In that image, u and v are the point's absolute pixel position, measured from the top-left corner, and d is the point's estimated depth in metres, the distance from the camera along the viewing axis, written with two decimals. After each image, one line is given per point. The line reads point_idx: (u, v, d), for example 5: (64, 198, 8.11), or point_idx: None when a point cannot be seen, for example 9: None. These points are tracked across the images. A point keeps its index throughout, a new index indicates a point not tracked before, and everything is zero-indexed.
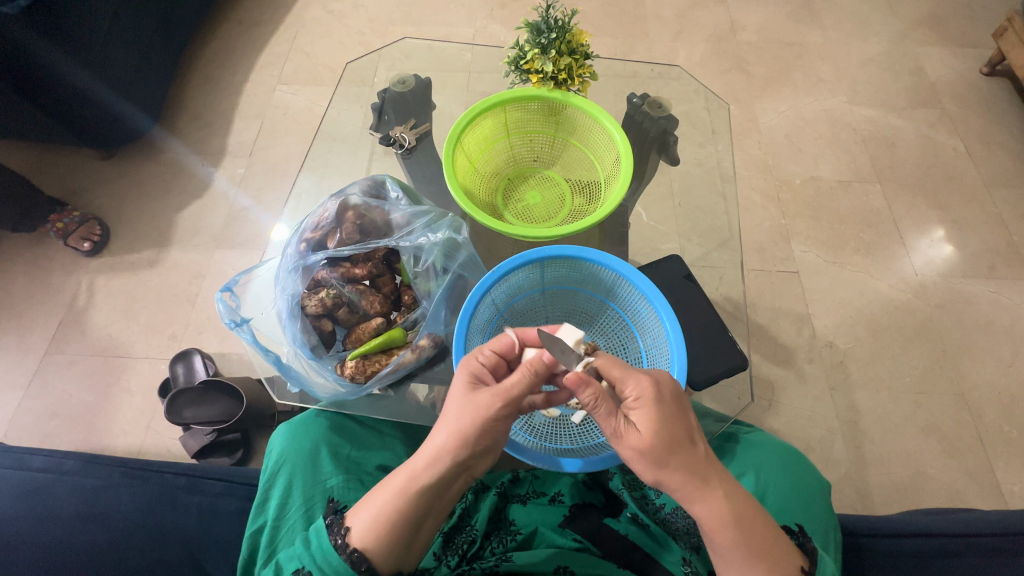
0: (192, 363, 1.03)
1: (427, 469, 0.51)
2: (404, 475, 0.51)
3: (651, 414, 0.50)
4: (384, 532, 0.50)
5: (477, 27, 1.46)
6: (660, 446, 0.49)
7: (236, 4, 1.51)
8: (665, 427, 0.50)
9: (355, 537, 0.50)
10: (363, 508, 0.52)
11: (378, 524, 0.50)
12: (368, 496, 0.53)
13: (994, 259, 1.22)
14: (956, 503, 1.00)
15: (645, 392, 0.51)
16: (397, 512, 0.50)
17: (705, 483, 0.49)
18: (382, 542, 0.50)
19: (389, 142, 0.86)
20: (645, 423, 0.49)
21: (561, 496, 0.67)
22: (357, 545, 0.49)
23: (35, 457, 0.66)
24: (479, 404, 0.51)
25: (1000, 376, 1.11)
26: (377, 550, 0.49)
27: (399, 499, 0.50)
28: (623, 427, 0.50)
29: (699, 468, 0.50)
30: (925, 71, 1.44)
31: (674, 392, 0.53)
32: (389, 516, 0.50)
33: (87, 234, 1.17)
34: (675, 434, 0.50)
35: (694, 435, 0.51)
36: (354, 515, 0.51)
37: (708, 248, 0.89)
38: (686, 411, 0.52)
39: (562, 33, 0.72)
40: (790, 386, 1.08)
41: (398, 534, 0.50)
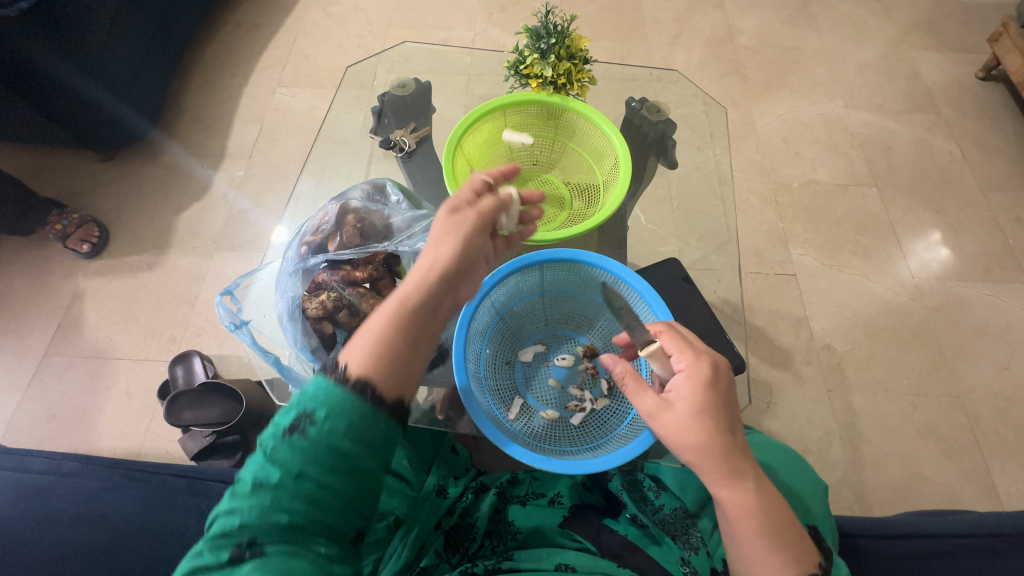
0: (191, 365, 1.03)
1: (413, 293, 0.51)
2: (393, 305, 0.50)
3: (695, 389, 0.50)
4: (381, 356, 0.46)
5: (477, 30, 1.47)
6: (700, 420, 0.49)
7: (236, 7, 1.52)
8: (710, 405, 0.49)
9: (352, 367, 0.45)
10: (355, 343, 0.48)
11: (375, 347, 0.47)
12: (354, 337, 0.49)
13: (990, 262, 1.23)
14: (953, 505, 1.00)
15: (699, 371, 0.51)
16: (388, 333, 0.48)
17: (727, 477, 0.48)
18: (379, 358, 0.46)
19: (389, 145, 0.88)
20: (689, 399, 0.50)
21: (560, 497, 0.68)
22: (354, 366, 0.45)
23: (35, 459, 0.66)
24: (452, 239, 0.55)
25: (996, 379, 1.12)
26: (378, 369, 0.45)
27: (390, 326, 0.49)
28: (656, 405, 0.51)
29: (733, 459, 0.48)
30: (921, 76, 1.45)
31: (728, 379, 0.52)
32: (380, 340, 0.48)
33: (85, 236, 1.17)
34: (716, 412, 0.49)
35: (736, 425, 0.50)
36: (346, 352, 0.47)
37: (707, 251, 0.90)
38: (734, 398, 0.51)
39: (562, 38, 0.74)
40: (788, 388, 1.08)
41: (395, 346, 0.48)
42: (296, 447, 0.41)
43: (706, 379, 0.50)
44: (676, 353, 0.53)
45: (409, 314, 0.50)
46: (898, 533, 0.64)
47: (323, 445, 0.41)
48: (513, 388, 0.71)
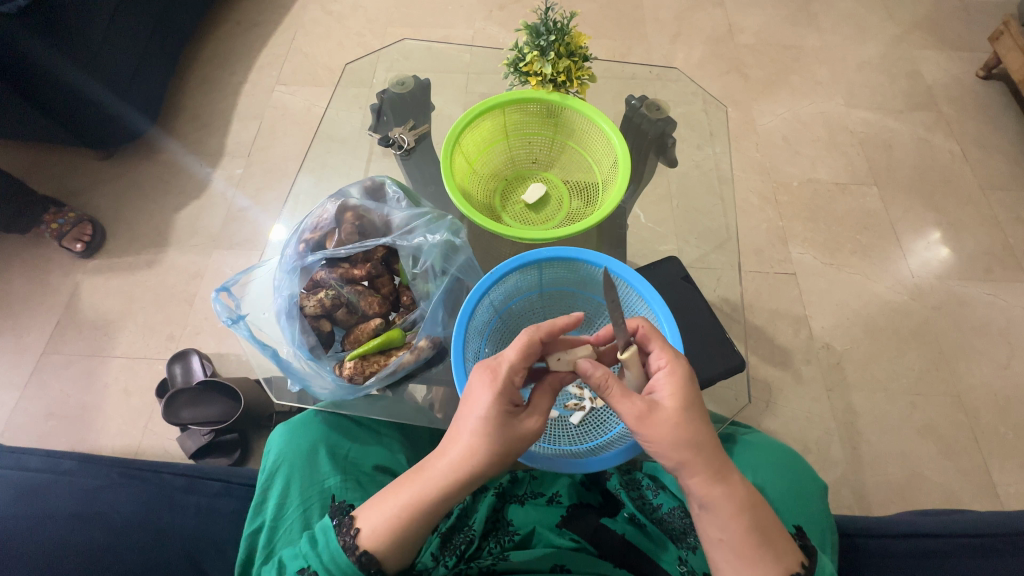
0: (189, 363, 1.03)
1: (449, 479, 0.51)
2: (423, 486, 0.51)
3: (678, 386, 0.51)
4: (397, 537, 0.51)
5: (477, 28, 1.46)
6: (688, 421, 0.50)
7: (235, 4, 1.51)
8: (692, 401, 0.51)
9: (365, 540, 0.50)
10: (376, 509, 0.52)
11: (393, 527, 0.51)
12: (381, 496, 0.53)
13: (990, 261, 1.22)
14: (952, 505, 1.00)
15: (676, 368, 0.52)
16: (409, 518, 0.51)
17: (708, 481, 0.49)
18: (392, 547, 0.51)
19: (387, 143, 0.87)
20: (672, 397, 0.51)
21: (559, 496, 0.68)
22: (368, 550, 0.50)
23: (32, 457, 0.66)
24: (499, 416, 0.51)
25: (996, 378, 1.11)
26: (387, 552, 0.50)
27: (416, 509, 0.51)
28: (646, 407, 0.50)
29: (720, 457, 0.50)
30: (922, 74, 1.45)
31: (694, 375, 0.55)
32: (404, 518, 0.51)
33: (79, 235, 1.16)
34: (696, 408, 0.51)
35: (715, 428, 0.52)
36: (365, 515, 0.52)
37: (706, 250, 0.90)
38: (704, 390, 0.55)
39: (562, 35, 0.73)
40: (788, 387, 1.08)
41: (410, 537, 0.51)
42: (343, 564, 0.49)
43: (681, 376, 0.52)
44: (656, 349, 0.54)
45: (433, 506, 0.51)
46: (895, 533, 0.64)
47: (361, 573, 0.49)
48: None
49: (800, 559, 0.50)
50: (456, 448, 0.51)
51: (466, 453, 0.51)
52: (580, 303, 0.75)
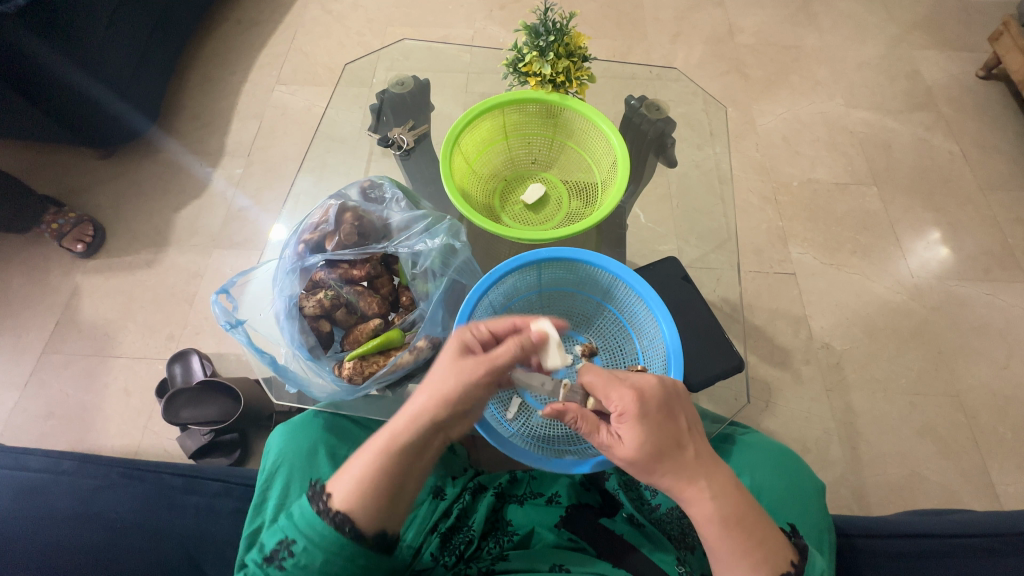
0: (189, 363, 1.03)
1: (407, 428, 0.51)
2: (386, 433, 0.52)
3: (637, 421, 0.51)
4: (365, 490, 0.49)
5: (476, 28, 1.46)
6: (647, 458, 0.50)
7: (235, 4, 1.51)
8: (649, 438, 0.50)
9: (336, 502, 0.49)
10: (344, 474, 0.51)
11: (359, 488, 0.49)
12: (349, 461, 0.52)
13: (989, 261, 1.22)
14: (951, 505, 1.00)
15: (629, 406, 0.51)
16: (376, 470, 0.50)
17: (689, 481, 0.50)
18: (360, 508, 0.49)
19: (387, 143, 0.87)
20: (629, 436, 0.51)
21: (558, 497, 0.68)
22: (341, 509, 0.49)
23: (32, 456, 0.66)
24: (461, 367, 0.53)
25: (995, 378, 1.11)
26: (360, 510, 0.49)
27: (377, 460, 0.50)
28: (610, 439, 0.52)
29: (687, 469, 0.50)
30: (921, 74, 1.45)
31: (663, 401, 0.52)
32: (369, 474, 0.50)
33: (80, 235, 1.17)
34: (659, 443, 0.50)
35: (684, 438, 0.51)
36: (337, 481, 0.51)
37: (706, 250, 0.90)
38: (675, 412, 0.52)
39: (560, 35, 0.73)
40: (787, 387, 1.08)
41: (373, 493, 0.49)
42: (318, 526, 0.49)
43: (638, 411, 0.51)
44: (605, 388, 0.53)
45: (395, 454, 0.51)
46: (890, 533, 0.64)
47: (336, 541, 0.49)
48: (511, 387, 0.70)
49: (792, 558, 0.49)
50: (418, 397, 0.53)
51: (428, 399, 0.52)
52: (579, 304, 0.75)
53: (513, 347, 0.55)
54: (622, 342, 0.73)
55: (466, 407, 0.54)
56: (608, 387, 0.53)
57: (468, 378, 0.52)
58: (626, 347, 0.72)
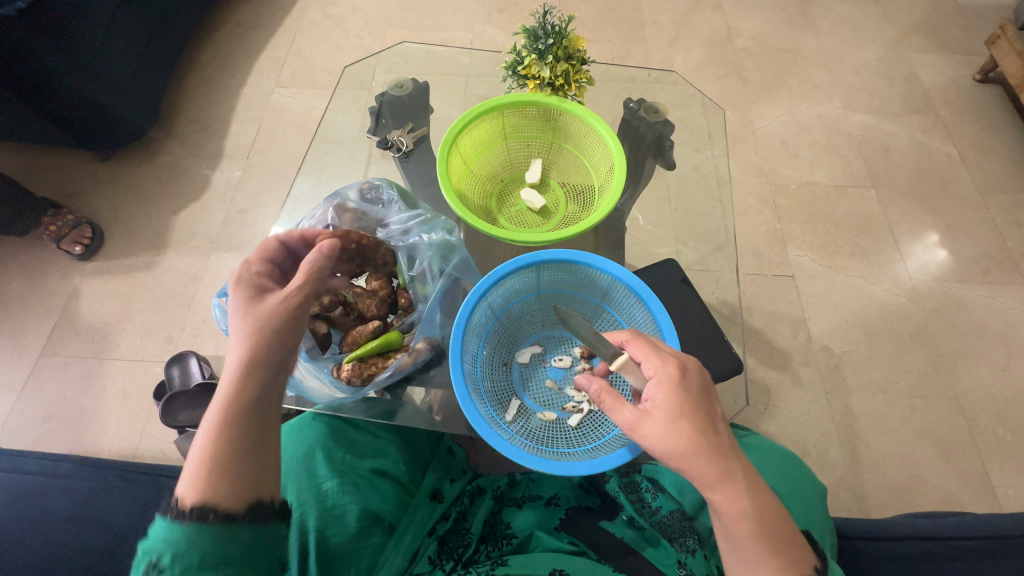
0: (187, 365, 1.02)
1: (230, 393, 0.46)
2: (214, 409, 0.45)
3: (671, 390, 0.50)
4: (208, 470, 0.42)
5: (475, 31, 1.47)
6: (683, 428, 0.48)
7: (235, 7, 1.52)
8: (687, 407, 0.49)
9: (188, 495, 0.41)
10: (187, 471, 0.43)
11: (205, 467, 0.42)
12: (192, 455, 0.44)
13: (988, 264, 1.22)
14: (952, 507, 1.00)
15: (666, 374, 0.50)
16: (214, 439, 0.43)
17: (727, 471, 0.47)
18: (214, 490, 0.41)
19: (386, 145, 0.87)
20: (663, 402, 0.49)
21: (558, 498, 0.69)
22: (192, 501, 0.41)
23: (29, 460, 0.66)
24: (251, 312, 0.50)
25: (994, 381, 1.11)
26: (214, 486, 0.41)
27: (214, 434, 0.43)
28: (639, 415, 0.50)
29: (723, 457, 0.48)
30: (919, 78, 1.46)
31: (702, 382, 0.52)
32: (207, 451, 0.43)
33: (79, 237, 1.17)
34: (697, 414, 0.49)
35: (718, 423, 0.50)
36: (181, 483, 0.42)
37: (705, 253, 0.90)
38: (712, 395, 0.51)
39: (559, 39, 0.74)
40: (786, 390, 1.08)
41: (228, 467, 0.42)
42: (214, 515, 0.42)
43: (676, 380, 0.50)
44: (645, 359, 0.52)
45: (240, 411, 0.45)
46: (893, 535, 0.64)
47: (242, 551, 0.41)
48: (509, 390, 0.71)
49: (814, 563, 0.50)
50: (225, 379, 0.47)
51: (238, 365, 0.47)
52: (577, 306, 0.75)
53: (301, 277, 0.52)
54: None
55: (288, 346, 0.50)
56: (647, 356, 0.52)
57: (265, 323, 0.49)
58: None
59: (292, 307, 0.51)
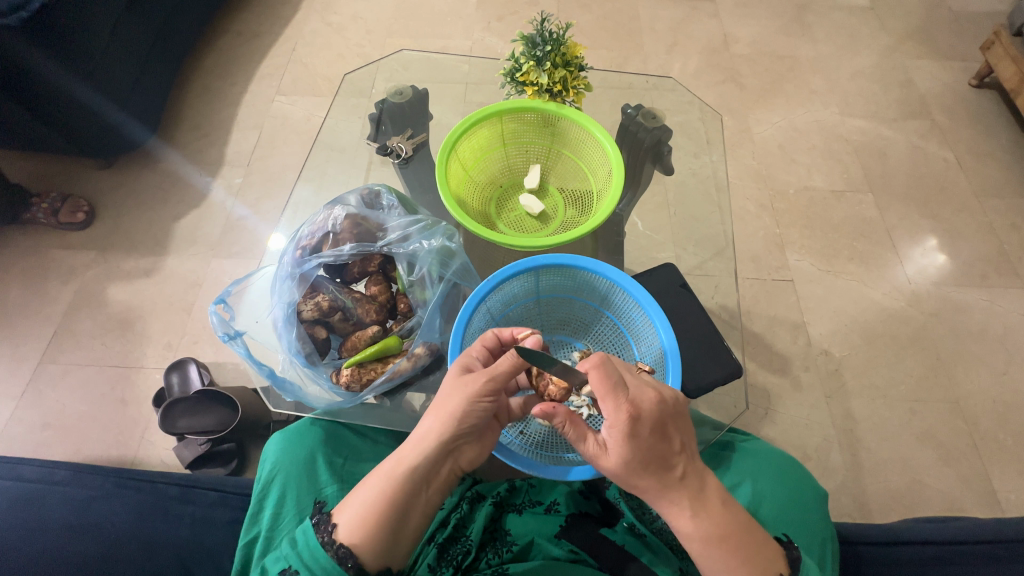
0: (187, 372, 1.02)
1: (414, 451, 0.54)
2: (392, 461, 0.54)
3: (621, 441, 0.50)
4: (371, 525, 0.50)
5: (474, 39, 1.48)
6: (630, 470, 0.51)
7: (236, 15, 1.53)
8: (637, 456, 0.50)
9: (342, 532, 0.50)
10: (351, 503, 0.52)
11: (367, 518, 0.50)
12: (357, 490, 0.53)
13: (986, 267, 1.23)
14: (954, 512, 1.00)
15: (620, 425, 0.50)
16: (388, 498, 0.51)
17: (673, 502, 0.51)
18: (369, 541, 0.50)
19: (386, 152, 0.87)
20: (617, 451, 0.51)
21: (557, 505, 0.68)
22: (346, 541, 0.50)
23: (27, 467, 0.65)
24: (467, 386, 0.54)
25: (994, 384, 1.11)
26: (366, 545, 0.50)
27: (388, 490, 0.52)
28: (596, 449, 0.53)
29: (672, 491, 0.51)
30: (915, 83, 1.46)
31: (660, 419, 0.51)
32: (376, 502, 0.51)
33: (74, 209, 1.21)
34: (646, 462, 0.51)
35: (674, 460, 0.51)
36: (342, 511, 0.52)
37: (704, 257, 0.90)
38: (670, 432, 0.52)
39: (557, 45, 0.74)
40: (787, 394, 1.08)
41: (384, 527, 0.51)
42: (316, 558, 0.49)
43: (629, 430, 0.50)
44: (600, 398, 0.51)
45: (408, 477, 0.52)
46: (894, 540, 0.63)
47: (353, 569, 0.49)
48: None
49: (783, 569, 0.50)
50: (415, 435, 0.55)
51: (427, 435, 0.54)
52: (577, 310, 0.75)
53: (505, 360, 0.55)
54: (619, 348, 0.73)
55: (471, 429, 0.55)
56: (606, 399, 0.50)
57: (473, 394, 0.54)
58: (625, 354, 0.72)
59: (486, 387, 0.54)
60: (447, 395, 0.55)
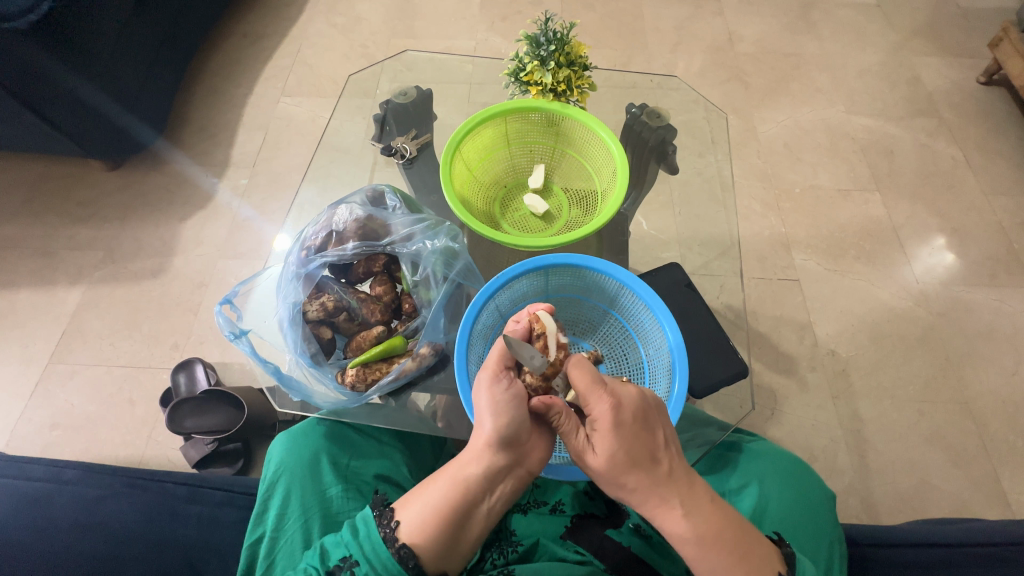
0: (193, 372, 1.03)
1: (475, 459, 0.54)
2: (451, 465, 0.55)
3: (609, 434, 0.51)
4: (434, 527, 0.51)
5: (478, 39, 1.48)
6: (616, 469, 0.51)
7: (241, 17, 1.54)
8: (623, 448, 0.51)
9: (405, 533, 0.51)
10: (413, 501, 0.54)
11: (431, 519, 0.52)
12: (417, 494, 0.54)
13: (995, 267, 1.22)
14: (962, 515, 0.99)
15: (605, 414, 0.52)
16: (449, 502, 0.53)
17: (663, 501, 0.50)
18: (430, 542, 0.51)
19: (391, 152, 0.88)
20: (602, 444, 0.52)
21: (562, 505, 0.68)
22: (407, 542, 0.51)
23: (36, 466, 0.66)
24: (487, 391, 0.55)
25: (1004, 385, 1.10)
26: (428, 547, 0.51)
27: (443, 494, 0.53)
28: (584, 445, 0.54)
29: (660, 487, 0.50)
30: (922, 81, 1.45)
31: (640, 410, 0.53)
32: (441, 504, 0.52)
33: None
34: (632, 454, 0.51)
35: (659, 453, 0.52)
36: (405, 508, 0.53)
37: (709, 258, 0.89)
38: (652, 425, 0.53)
39: (561, 45, 0.74)
40: (793, 395, 1.07)
41: (445, 529, 0.52)
42: (379, 552, 0.50)
43: (615, 418, 0.51)
44: (586, 393, 0.53)
45: (466, 482, 0.53)
46: (908, 541, 0.62)
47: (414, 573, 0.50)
48: None
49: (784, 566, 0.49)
50: (475, 441, 0.55)
51: (485, 444, 0.54)
52: (584, 311, 0.75)
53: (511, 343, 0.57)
54: (626, 349, 0.73)
55: (525, 433, 0.55)
56: (589, 392, 0.53)
57: (513, 400, 0.54)
58: (631, 355, 0.72)
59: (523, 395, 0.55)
60: (486, 395, 0.55)
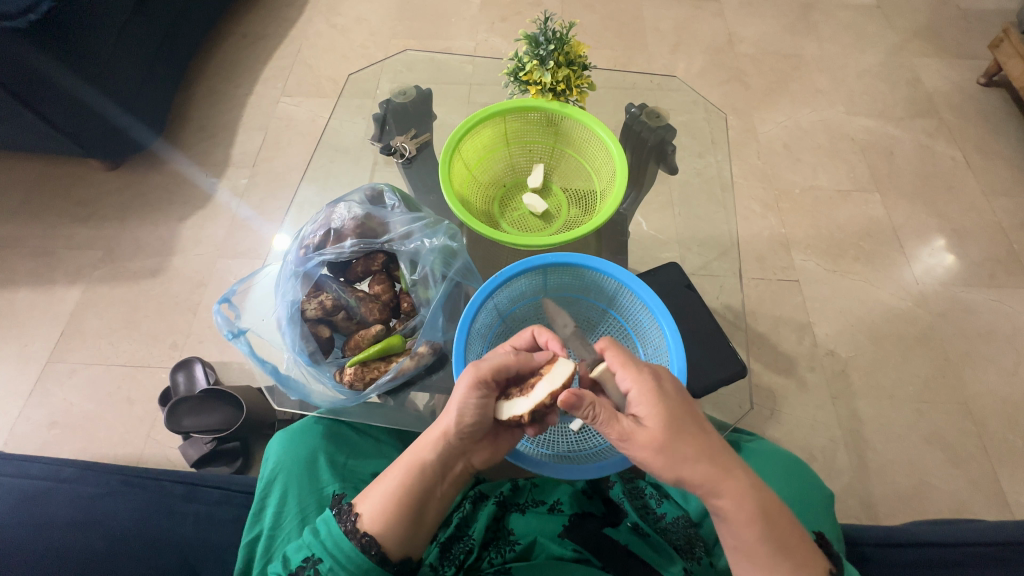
0: (192, 371, 1.04)
1: (432, 448, 0.55)
2: (409, 457, 0.55)
3: (651, 398, 0.50)
4: (392, 515, 0.52)
5: (478, 40, 1.48)
6: (669, 436, 0.48)
7: (242, 17, 1.54)
8: (669, 411, 0.49)
9: (366, 523, 0.52)
10: (373, 492, 0.54)
11: (388, 507, 0.52)
12: (375, 484, 0.55)
13: (995, 267, 1.21)
14: (962, 515, 0.99)
15: (645, 384, 0.50)
16: (407, 488, 0.53)
17: (725, 471, 0.47)
18: (389, 531, 0.52)
19: (390, 151, 0.87)
20: (648, 411, 0.49)
21: (561, 504, 0.67)
22: (369, 532, 0.51)
23: (34, 465, 0.66)
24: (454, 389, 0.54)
25: (1003, 385, 1.10)
26: (389, 535, 0.51)
27: (403, 486, 0.53)
28: (628, 429, 0.49)
29: (716, 455, 0.48)
30: (922, 82, 1.45)
31: (676, 383, 0.53)
32: (397, 491, 0.53)
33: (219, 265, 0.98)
34: (677, 419, 0.49)
35: (700, 421, 0.50)
36: (365, 500, 0.53)
37: (708, 258, 0.89)
38: (687, 397, 0.52)
39: (561, 44, 0.74)
40: (792, 395, 1.07)
41: (404, 516, 0.52)
42: (340, 547, 0.51)
43: (656, 386, 0.50)
44: (621, 371, 0.52)
45: (423, 472, 0.54)
46: (904, 541, 0.62)
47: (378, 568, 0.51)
48: None
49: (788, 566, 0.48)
50: (431, 431, 0.56)
51: (442, 433, 0.55)
52: (583, 310, 0.75)
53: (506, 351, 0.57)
54: (625, 349, 0.73)
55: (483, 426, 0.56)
56: (622, 368, 0.52)
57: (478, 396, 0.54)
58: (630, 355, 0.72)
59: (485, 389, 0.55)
60: (462, 392, 0.54)
